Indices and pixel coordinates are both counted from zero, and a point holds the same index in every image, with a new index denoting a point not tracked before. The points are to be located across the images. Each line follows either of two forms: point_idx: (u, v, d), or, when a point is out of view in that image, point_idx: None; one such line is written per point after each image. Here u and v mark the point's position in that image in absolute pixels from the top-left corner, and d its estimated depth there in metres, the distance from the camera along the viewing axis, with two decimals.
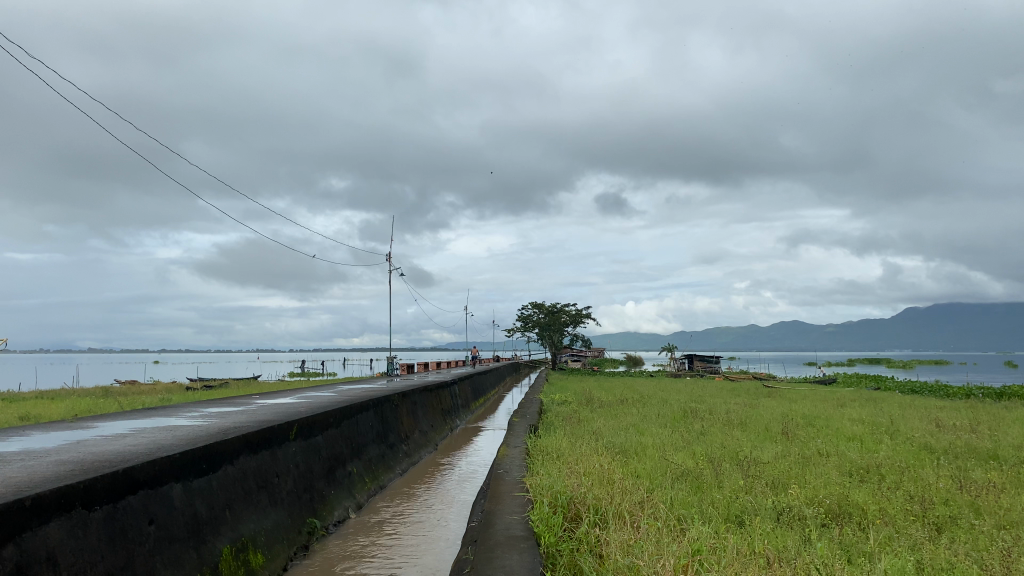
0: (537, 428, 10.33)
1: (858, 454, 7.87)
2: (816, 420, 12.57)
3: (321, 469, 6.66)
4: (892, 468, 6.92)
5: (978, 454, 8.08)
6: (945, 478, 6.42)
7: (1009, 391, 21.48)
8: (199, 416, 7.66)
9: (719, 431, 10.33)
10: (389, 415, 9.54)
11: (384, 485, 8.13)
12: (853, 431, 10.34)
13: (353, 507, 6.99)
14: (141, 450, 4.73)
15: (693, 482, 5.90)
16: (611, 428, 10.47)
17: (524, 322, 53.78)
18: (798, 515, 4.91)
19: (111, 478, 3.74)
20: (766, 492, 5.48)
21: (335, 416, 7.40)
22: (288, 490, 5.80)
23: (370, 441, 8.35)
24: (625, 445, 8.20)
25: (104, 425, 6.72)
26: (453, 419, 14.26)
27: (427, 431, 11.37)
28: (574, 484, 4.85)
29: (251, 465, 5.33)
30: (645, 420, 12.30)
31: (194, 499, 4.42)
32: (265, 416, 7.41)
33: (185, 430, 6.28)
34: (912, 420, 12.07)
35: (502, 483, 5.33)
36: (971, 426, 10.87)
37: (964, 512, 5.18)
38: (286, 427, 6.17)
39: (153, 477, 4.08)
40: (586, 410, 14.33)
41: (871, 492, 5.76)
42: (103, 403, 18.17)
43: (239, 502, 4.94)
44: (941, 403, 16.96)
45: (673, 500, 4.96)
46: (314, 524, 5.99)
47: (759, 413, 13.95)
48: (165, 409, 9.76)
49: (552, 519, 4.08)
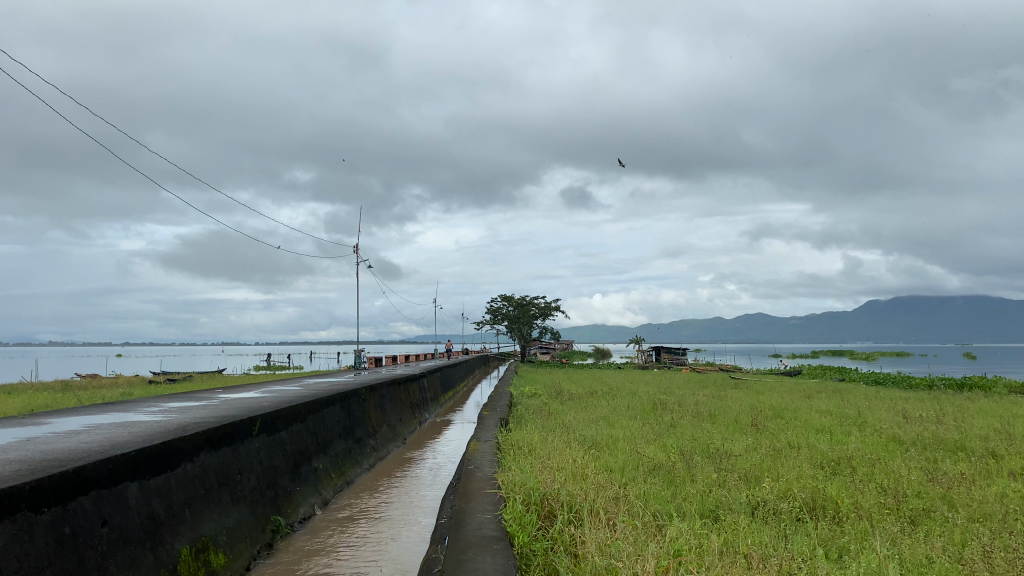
0: (507, 422, 10.19)
1: (829, 446, 7.85)
2: (785, 411, 12.63)
3: (286, 465, 6.47)
4: (862, 461, 6.91)
5: (946, 446, 8.12)
6: (916, 470, 6.41)
7: (970, 382, 21.77)
8: (159, 411, 7.45)
9: (689, 424, 10.30)
10: (356, 410, 9.36)
11: (351, 481, 7.95)
12: (822, 423, 10.37)
13: (319, 503, 6.82)
14: (96, 447, 4.53)
15: (666, 475, 5.83)
16: (581, 421, 10.41)
17: (493, 314, 53.60)
18: (773, 509, 4.85)
19: (61, 479, 3.54)
20: (739, 486, 5.42)
21: (300, 411, 7.20)
22: (251, 487, 5.60)
23: (336, 436, 8.17)
24: (596, 438, 8.11)
25: (58, 421, 6.47)
26: (421, 412, 14.09)
27: (395, 424, 11.20)
28: (548, 480, 4.73)
29: (212, 462, 5.14)
30: (615, 411, 12.30)
31: (151, 497, 4.23)
32: (228, 410, 7.22)
33: (143, 426, 6.04)
34: (878, 412, 12.16)
35: (473, 479, 5.20)
36: (937, 418, 10.95)
37: (938, 505, 5.15)
38: (249, 423, 5.98)
39: (106, 476, 3.88)
40: (557, 403, 14.26)
41: (844, 485, 5.73)
42: (60, 398, 17.71)
43: (200, 500, 4.76)
44: (906, 395, 17.12)
45: (647, 496, 4.88)
46: (278, 522, 5.81)
47: (728, 405, 13.99)
48: (123, 403, 9.44)
49: (525, 518, 3.96)
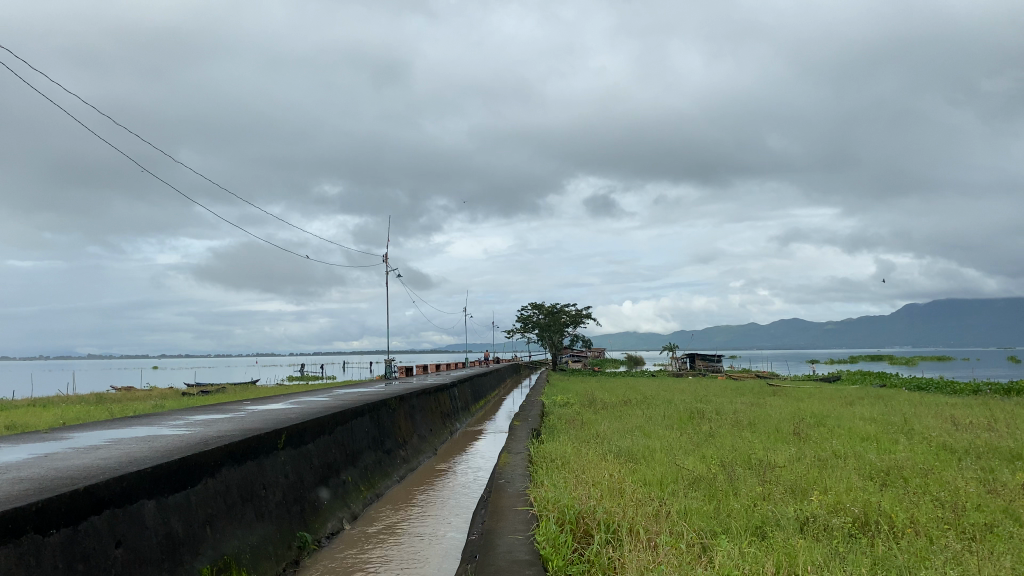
0: (540, 433, 9.94)
1: (876, 456, 7.49)
2: (826, 419, 12.18)
3: (313, 478, 6.29)
4: (914, 471, 6.57)
5: (1001, 454, 7.74)
6: (973, 481, 6.06)
7: (1014, 386, 21.17)
8: (183, 424, 7.30)
9: (728, 433, 9.98)
10: (386, 420, 9.18)
11: (381, 494, 7.76)
12: (866, 431, 9.97)
13: (348, 517, 6.64)
14: (111, 464, 4.37)
15: (707, 489, 5.55)
16: (615, 431, 10.16)
17: (523, 322, 53.27)
18: (824, 524, 4.57)
19: (70, 498, 3.37)
20: (785, 500, 5.14)
21: (328, 423, 7.02)
22: (277, 502, 5.43)
23: (365, 447, 7.98)
24: (631, 449, 7.83)
25: (81, 436, 6.33)
26: (452, 422, 13.88)
27: (426, 435, 11.02)
28: (583, 497, 4.47)
29: (235, 477, 4.96)
30: (650, 421, 12.00)
31: (169, 516, 4.05)
32: (253, 423, 7.04)
33: (165, 441, 5.88)
34: (925, 419, 11.68)
35: (504, 495, 4.97)
36: (987, 424, 10.55)
37: (1001, 520, 4.83)
38: (274, 435, 5.80)
39: (119, 493, 3.72)
40: (589, 412, 13.96)
41: (896, 498, 5.40)
42: (94, 411, 17.75)
43: (222, 516, 4.59)
44: (951, 400, 16.51)
45: (688, 511, 4.63)
46: (305, 537, 5.61)
47: (766, 413, 13.59)
48: (149, 416, 9.32)
49: (560, 539, 3.72)
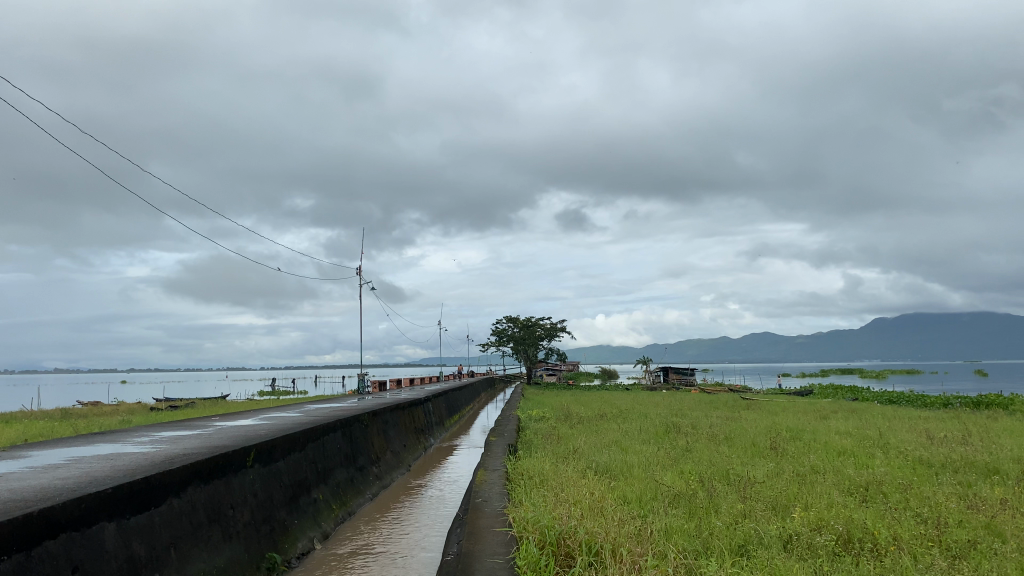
0: (514, 447, 9.79)
1: (854, 471, 7.44)
2: (803, 433, 12.12)
3: (283, 497, 6.10)
4: (893, 485, 6.52)
5: (979, 468, 7.72)
6: (952, 496, 6.02)
7: (985, 399, 21.33)
8: (148, 441, 7.06)
9: (705, 447, 9.90)
10: (358, 437, 8.99)
11: (352, 512, 7.57)
12: (842, 445, 9.92)
13: (319, 537, 6.45)
14: (69, 485, 4.16)
15: (688, 506, 5.46)
16: (592, 446, 10.02)
17: (497, 335, 52.92)
18: (808, 542, 4.49)
19: (23, 522, 3.18)
20: (767, 517, 5.06)
21: (299, 439, 6.84)
22: (245, 522, 5.24)
23: (337, 465, 7.79)
24: (608, 465, 7.71)
25: (40, 454, 6.08)
26: (425, 437, 13.65)
27: (399, 450, 10.81)
28: (563, 517, 4.35)
29: (202, 497, 4.79)
30: (626, 436, 11.87)
31: (130, 538, 3.86)
32: (221, 440, 6.83)
33: (129, 459, 5.67)
34: (901, 433, 11.66)
35: (481, 515, 4.82)
36: (962, 438, 10.55)
37: (983, 536, 4.77)
38: (243, 453, 5.62)
39: (78, 517, 3.53)
40: (565, 427, 13.80)
41: (878, 514, 5.34)
42: (57, 427, 17.22)
43: (187, 539, 4.39)
44: (924, 414, 16.52)
45: (670, 531, 4.53)
46: (274, 558, 5.42)
47: (742, 427, 13.52)
48: (114, 433, 9.04)
49: (541, 562, 3.58)
